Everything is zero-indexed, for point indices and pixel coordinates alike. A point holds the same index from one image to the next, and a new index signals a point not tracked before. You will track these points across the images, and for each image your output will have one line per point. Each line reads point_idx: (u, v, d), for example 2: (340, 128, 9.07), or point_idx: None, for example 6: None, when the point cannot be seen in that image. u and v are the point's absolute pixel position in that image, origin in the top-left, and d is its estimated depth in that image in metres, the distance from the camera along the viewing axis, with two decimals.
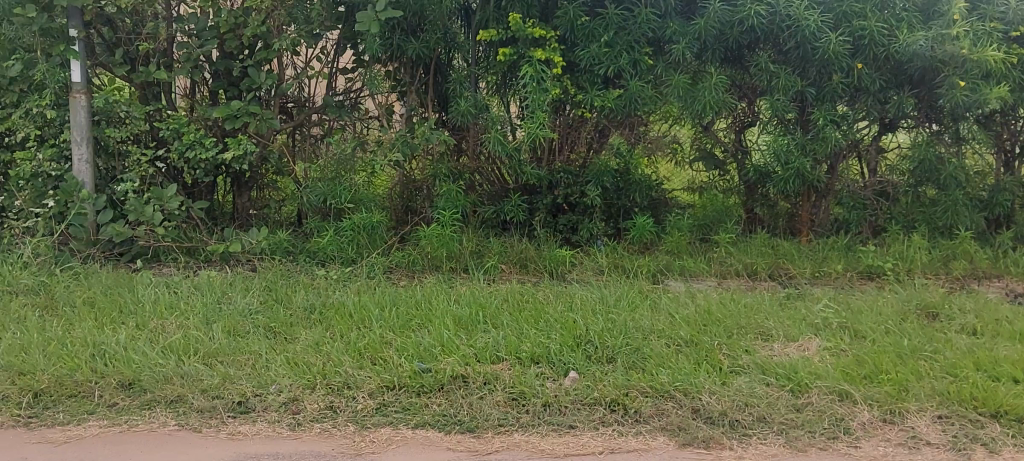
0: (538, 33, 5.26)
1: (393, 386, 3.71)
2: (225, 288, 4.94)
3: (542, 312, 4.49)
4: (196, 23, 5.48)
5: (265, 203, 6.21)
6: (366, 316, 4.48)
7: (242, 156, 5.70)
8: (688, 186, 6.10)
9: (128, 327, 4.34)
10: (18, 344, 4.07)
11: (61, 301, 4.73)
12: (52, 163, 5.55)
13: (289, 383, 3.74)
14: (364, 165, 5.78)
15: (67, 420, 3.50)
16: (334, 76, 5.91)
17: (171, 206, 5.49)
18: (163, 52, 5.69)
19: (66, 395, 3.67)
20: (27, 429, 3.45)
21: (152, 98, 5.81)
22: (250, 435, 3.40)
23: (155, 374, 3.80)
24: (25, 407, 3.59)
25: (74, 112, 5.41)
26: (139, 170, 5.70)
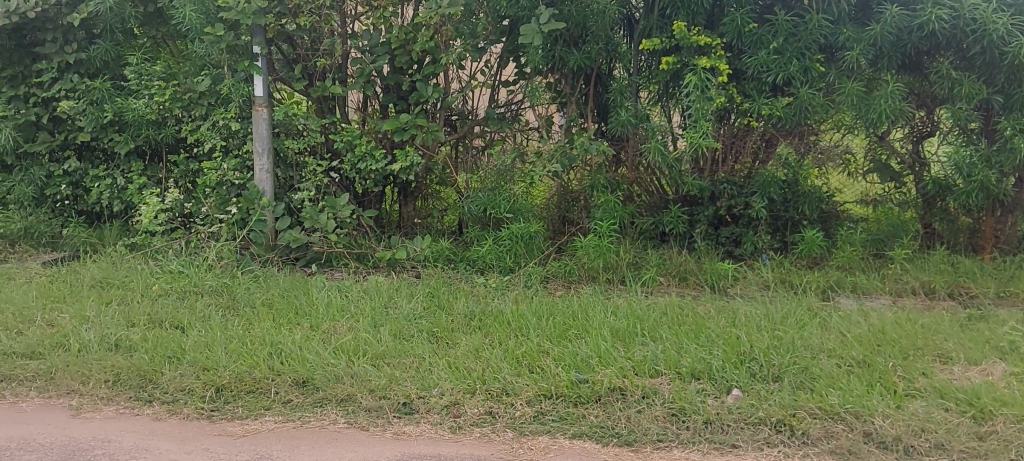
0: (704, 41, 5.21)
1: (551, 394, 3.73)
2: (391, 294, 5.11)
3: (703, 326, 4.40)
4: (370, 39, 5.73)
5: (429, 212, 6.37)
6: (524, 324, 4.52)
7: (410, 168, 5.90)
8: (861, 198, 5.83)
9: (303, 328, 4.56)
10: (204, 341, 4.36)
11: (242, 301, 5.03)
12: (235, 172, 5.97)
13: (451, 386, 3.82)
14: (523, 175, 5.87)
15: (245, 414, 3.71)
16: (497, 89, 6.02)
17: (343, 214, 5.76)
18: (338, 68, 5.96)
19: (245, 391, 3.89)
20: (210, 422, 3.68)
21: (327, 112, 6.09)
22: (415, 436, 3.49)
23: (326, 374, 3.97)
24: (209, 400, 3.83)
25: (257, 124, 5.74)
26: (315, 180, 6.03)
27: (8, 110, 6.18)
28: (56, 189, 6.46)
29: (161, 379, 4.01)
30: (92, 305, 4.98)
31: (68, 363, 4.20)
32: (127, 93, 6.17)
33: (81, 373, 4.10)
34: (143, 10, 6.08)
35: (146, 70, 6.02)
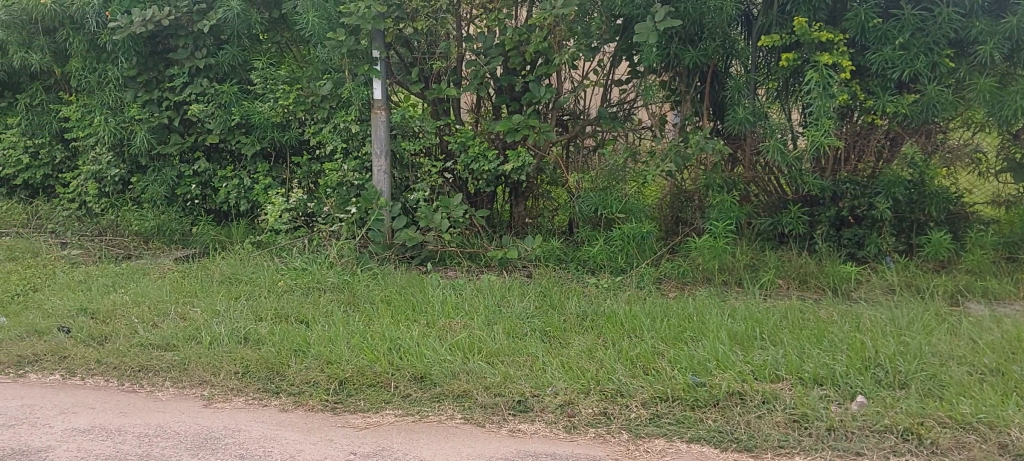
0: (826, 37, 5.06)
1: (667, 397, 3.70)
2: (504, 292, 5.16)
3: (825, 331, 4.28)
4: (484, 42, 5.81)
5: (540, 213, 6.38)
6: (638, 325, 4.50)
7: (522, 168, 5.95)
8: (992, 199, 5.58)
9: (420, 324, 4.67)
10: (327, 335, 4.51)
11: (361, 298, 5.18)
12: (354, 173, 6.17)
13: (565, 386, 3.83)
14: (635, 175, 5.82)
15: (367, 407, 3.82)
16: (609, 88, 6.00)
17: (457, 214, 5.82)
18: (453, 70, 6.06)
19: (366, 384, 4.00)
20: (334, 413, 3.80)
21: (442, 114, 6.22)
22: (530, 434, 3.52)
23: (443, 369, 4.05)
24: (333, 393, 3.96)
25: (376, 126, 5.90)
26: (430, 181, 6.16)
27: (143, 114, 6.55)
28: (186, 189, 6.80)
29: (287, 371, 4.16)
30: (221, 300, 5.21)
31: (201, 354, 4.41)
32: (253, 96, 6.45)
33: (213, 365, 4.29)
34: (269, 15, 6.41)
35: (271, 74, 6.30)
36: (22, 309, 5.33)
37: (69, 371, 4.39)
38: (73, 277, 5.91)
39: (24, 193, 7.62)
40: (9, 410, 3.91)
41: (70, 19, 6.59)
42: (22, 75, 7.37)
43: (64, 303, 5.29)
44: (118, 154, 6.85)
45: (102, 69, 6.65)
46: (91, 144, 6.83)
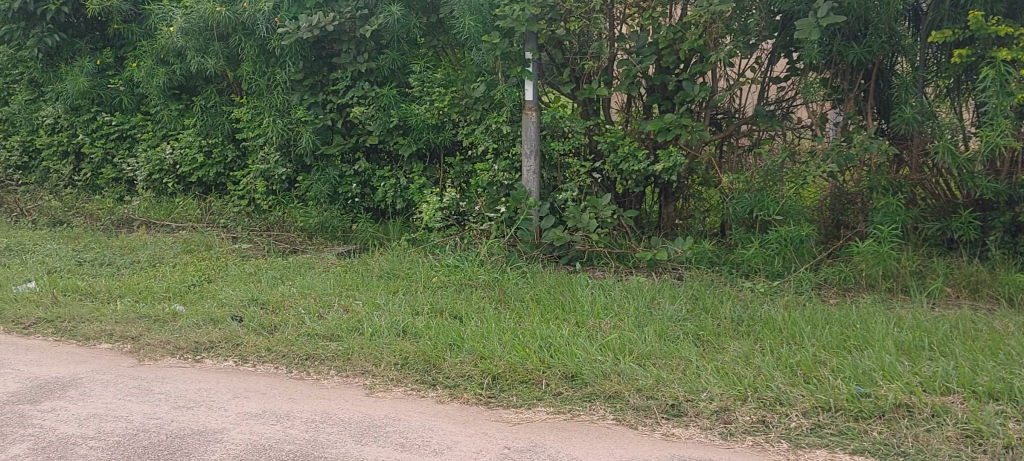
0: (1004, 31, 4.84)
1: (829, 407, 3.58)
2: (655, 294, 5.14)
3: (1001, 343, 4.04)
4: (637, 41, 5.82)
5: (691, 213, 6.27)
6: (797, 332, 4.37)
7: (673, 168, 5.88)
8: None
9: (570, 323, 4.72)
10: (481, 331, 4.69)
11: (512, 296, 5.28)
12: (505, 173, 6.37)
13: (721, 392, 3.77)
14: (793, 175, 5.65)
15: (520, 403, 3.93)
16: (767, 86, 5.90)
17: (605, 214, 5.84)
18: (604, 70, 6.06)
19: (519, 380, 4.13)
20: (487, 408, 3.94)
21: (592, 114, 6.24)
22: (685, 438, 3.49)
23: (594, 369, 4.09)
24: (486, 387, 4.11)
25: (526, 127, 6.00)
26: (579, 181, 6.18)
27: (308, 116, 7.00)
28: (348, 188, 7.20)
29: (443, 364, 4.36)
30: (381, 294, 5.52)
31: (363, 345, 4.70)
32: (410, 99, 6.76)
33: (375, 356, 4.56)
34: (426, 20, 6.74)
35: (427, 78, 6.61)
36: (198, 298, 5.76)
37: (242, 358, 4.75)
38: (244, 270, 6.34)
39: (200, 190, 8.25)
40: (189, 392, 4.27)
41: (242, 25, 7.13)
42: (198, 79, 7.97)
43: (237, 294, 5.70)
44: (284, 154, 7.34)
45: (270, 73, 7.12)
46: (260, 145, 7.37)
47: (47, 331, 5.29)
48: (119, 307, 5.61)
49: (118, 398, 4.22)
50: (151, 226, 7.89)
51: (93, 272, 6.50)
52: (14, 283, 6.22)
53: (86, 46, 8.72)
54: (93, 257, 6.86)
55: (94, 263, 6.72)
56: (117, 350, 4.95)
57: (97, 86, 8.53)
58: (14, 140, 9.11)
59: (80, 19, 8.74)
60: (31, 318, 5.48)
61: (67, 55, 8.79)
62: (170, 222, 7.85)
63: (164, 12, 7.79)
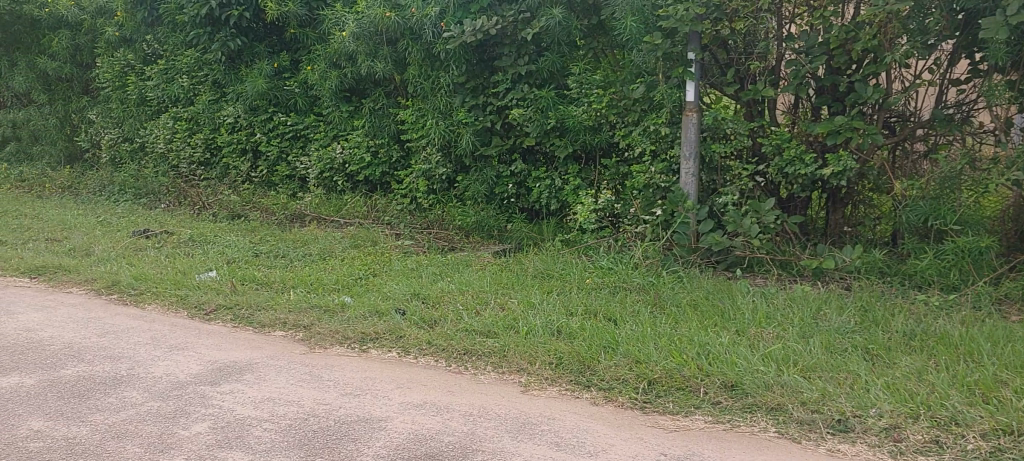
0: None
1: (1011, 430, 3.35)
2: (820, 305, 4.95)
3: None
4: (806, 41, 5.68)
5: (860, 221, 6.03)
6: (975, 349, 4.12)
7: (842, 173, 5.65)
8: None
9: (730, 332, 4.62)
10: (637, 335, 4.64)
11: (669, 301, 5.22)
12: (662, 174, 6.35)
13: (891, 408, 3.60)
14: (973, 183, 5.36)
15: (676, 410, 3.89)
16: (946, 88, 5.62)
17: (768, 219, 5.68)
18: (771, 70, 5.98)
19: (676, 387, 4.08)
20: (643, 413, 3.92)
21: (757, 115, 6.10)
22: (851, 455, 3.36)
23: (755, 379, 4.00)
24: (641, 392, 4.09)
25: (686, 128, 5.95)
26: (740, 184, 6.05)
27: (470, 117, 7.47)
28: (504, 188, 7.56)
29: (598, 366, 4.36)
30: (536, 293, 5.59)
31: (518, 343, 4.77)
32: (569, 100, 6.97)
33: (529, 354, 4.61)
34: (587, 22, 6.76)
35: (586, 79, 6.76)
36: (364, 291, 6.01)
37: (404, 350, 4.92)
38: (406, 266, 6.59)
39: (366, 188, 8.77)
40: (354, 380, 4.46)
41: (410, 30, 7.58)
42: (368, 83, 8.51)
43: (400, 288, 5.92)
44: (445, 155, 7.84)
45: (434, 76, 7.66)
46: (423, 145, 7.89)
47: (227, 317, 5.63)
48: (291, 297, 5.91)
49: (290, 383, 4.45)
50: (321, 220, 8.31)
51: (269, 263, 6.88)
52: (197, 271, 6.65)
53: (265, 50, 9.37)
54: (268, 249, 7.25)
55: (269, 255, 7.11)
56: (290, 338, 5.24)
57: (274, 88, 9.14)
58: (198, 138, 9.80)
59: (260, 24, 9.40)
60: (212, 304, 5.86)
61: (247, 58, 9.49)
62: (339, 218, 8.27)
63: (337, 18, 8.32)
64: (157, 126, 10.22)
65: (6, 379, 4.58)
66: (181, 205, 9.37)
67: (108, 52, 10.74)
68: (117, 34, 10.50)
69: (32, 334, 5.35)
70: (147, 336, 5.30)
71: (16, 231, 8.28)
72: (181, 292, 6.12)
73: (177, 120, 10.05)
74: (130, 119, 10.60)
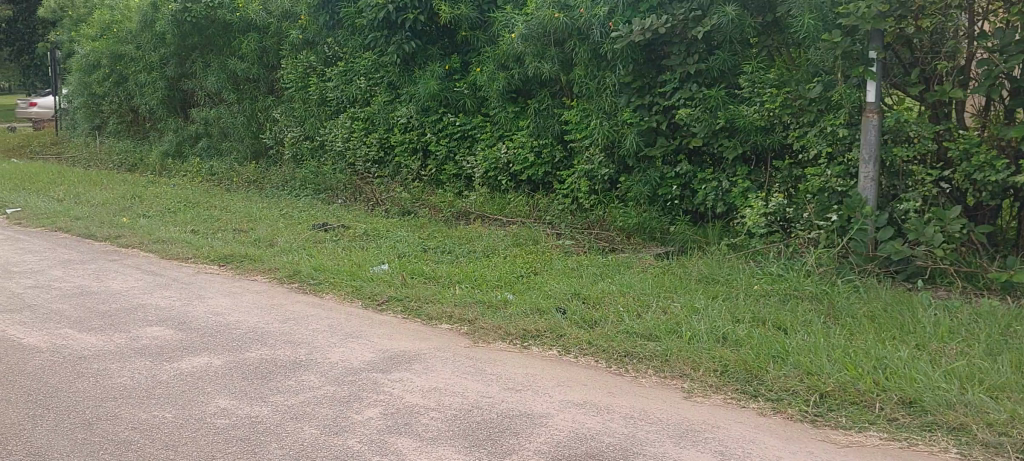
0: None
1: None
2: (1010, 321, 4.63)
3: None
4: (1001, 38, 5.28)
5: None
6: None
7: None
8: None
9: (909, 345, 4.38)
10: (808, 347, 4.47)
11: (844, 312, 5.00)
12: (838, 179, 6.14)
13: None
14: None
15: (850, 425, 3.73)
16: None
17: (953, 228, 5.41)
18: (960, 70, 5.67)
19: (849, 401, 3.91)
20: (814, 426, 3.78)
21: (943, 118, 5.82)
22: None
23: (937, 397, 3.78)
24: (812, 404, 3.94)
25: (866, 131, 5.70)
26: (923, 190, 5.77)
27: (635, 117, 7.48)
28: (668, 189, 7.48)
29: (765, 376, 4.24)
30: (701, 297, 5.49)
31: (681, 348, 4.69)
32: (739, 100, 6.94)
33: (694, 360, 4.53)
34: (761, 19, 6.75)
35: (759, 78, 6.71)
36: (526, 289, 6.08)
37: (565, 348, 4.95)
38: (568, 265, 6.63)
39: (528, 188, 8.87)
40: (517, 376, 4.52)
41: (578, 30, 7.73)
42: (535, 83, 8.64)
43: (562, 288, 5.95)
44: (608, 155, 7.87)
45: (601, 76, 7.73)
46: (586, 145, 7.98)
47: (397, 308, 5.84)
48: (457, 292, 6.06)
49: (456, 374, 4.57)
50: (486, 219, 8.47)
51: (436, 258, 7.08)
52: (370, 263, 6.93)
53: (437, 52, 9.68)
54: (435, 245, 7.47)
55: (436, 251, 7.32)
56: (455, 331, 5.37)
57: (445, 89, 9.46)
58: (373, 136, 10.24)
59: (433, 27, 9.66)
60: (383, 296, 6.08)
61: (421, 60, 9.82)
62: (502, 216, 8.41)
63: (508, 20, 8.56)
64: (335, 126, 10.75)
65: (197, 359, 4.92)
66: (355, 201, 9.78)
67: (292, 54, 11.40)
68: (302, 38, 11.13)
69: (221, 317, 5.73)
70: (324, 323, 5.57)
71: (206, 222, 8.88)
72: (356, 283, 6.39)
73: (354, 120, 10.55)
74: (311, 119, 11.19)
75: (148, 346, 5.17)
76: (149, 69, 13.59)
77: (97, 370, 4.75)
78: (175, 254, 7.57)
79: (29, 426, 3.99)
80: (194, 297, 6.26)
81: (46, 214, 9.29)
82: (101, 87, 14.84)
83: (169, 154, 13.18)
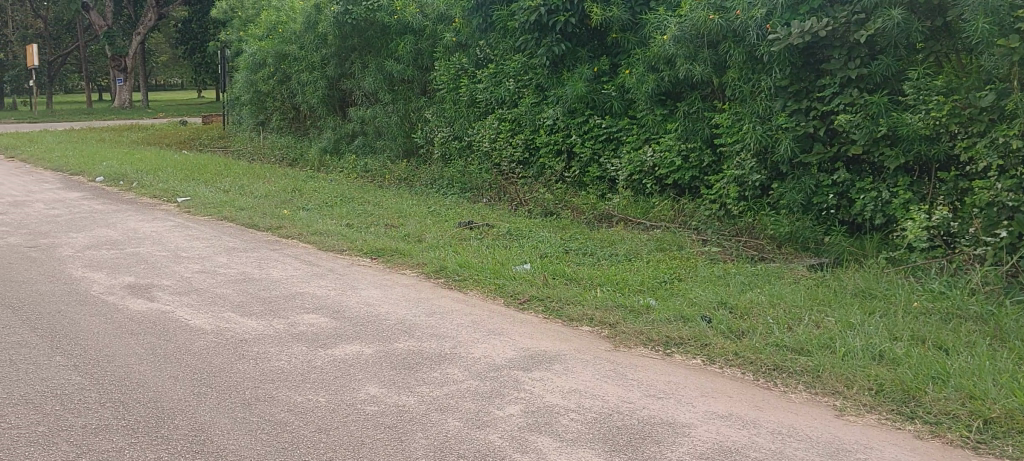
0: None
1: None
2: None
3: None
4: None
5: None
6: None
7: None
8: None
9: None
10: (971, 369, 4.23)
11: (1012, 335, 4.70)
12: (1009, 192, 5.74)
13: None
14: None
15: (1017, 455, 3.51)
16: None
17: None
18: None
19: (1017, 429, 3.68)
20: (975, 453, 3.58)
21: None
22: None
23: None
24: (974, 431, 3.72)
25: None
26: None
27: (790, 122, 7.32)
28: (824, 198, 7.24)
29: (924, 397, 4.04)
30: (856, 313, 5.26)
31: (835, 364, 4.52)
32: (903, 108, 6.64)
33: (847, 377, 4.36)
34: (930, 24, 6.50)
35: (926, 85, 6.43)
36: (670, 295, 6.00)
37: (709, 358, 4.85)
38: (714, 272, 6.50)
39: (674, 192, 8.76)
40: (659, 383, 4.47)
41: (733, 32, 7.60)
42: (686, 86, 8.55)
43: (708, 295, 5.85)
44: (760, 161, 7.70)
45: (756, 80, 7.64)
46: (737, 150, 7.84)
47: (539, 308, 5.89)
48: (600, 294, 6.06)
49: (596, 377, 4.56)
50: (629, 222, 8.41)
51: (578, 260, 7.09)
52: (513, 263, 7.01)
53: (586, 54, 9.70)
54: (578, 247, 7.48)
55: (578, 252, 7.33)
56: (597, 334, 5.36)
57: (593, 92, 9.50)
58: (520, 137, 10.36)
59: (584, 29, 9.66)
60: (526, 295, 6.14)
61: (570, 62, 9.86)
62: (646, 220, 8.33)
63: (660, 22, 8.50)
64: (484, 127, 10.94)
65: (348, 347, 5.10)
66: (499, 200, 9.89)
67: (445, 57, 11.70)
68: (455, 41, 11.40)
69: (371, 308, 5.93)
70: (469, 319, 5.67)
71: (359, 216, 9.20)
72: (499, 281, 6.47)
73: (502, 121, 10.72)
74: (461, 119, 11.43)
75: (304, 332, 5.41)
76: (310, 68, 14.21)
77: (256, 352, 5.00)
78: (330, 247, 7.88)
79: (194, 403, 4.24)
80: (348, 288, 6.50)
81: (213, 204, 9.86)
82: (267, 85, 15.63)
83: (326, 150, 13.76)
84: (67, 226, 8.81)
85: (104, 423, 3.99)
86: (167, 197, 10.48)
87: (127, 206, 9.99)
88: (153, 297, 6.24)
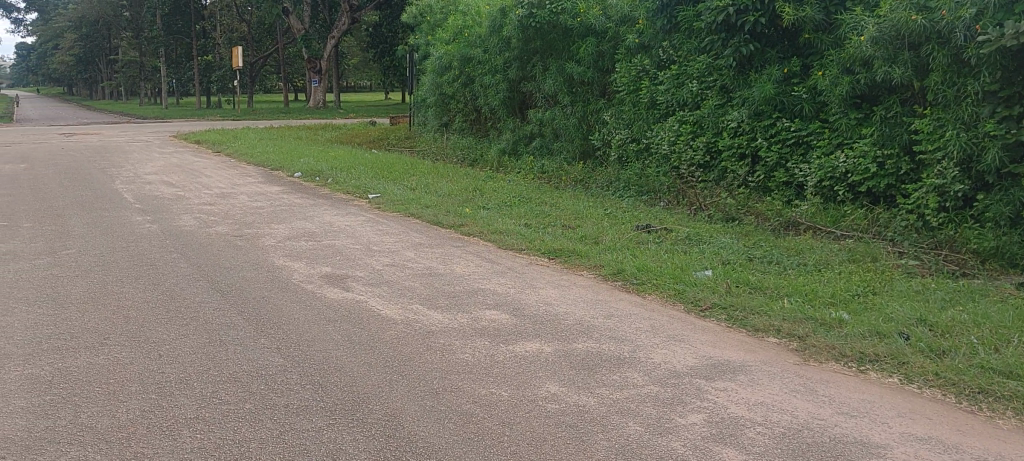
0: None
1: None
2: None
3: None
4: None
5: None
6: None
7: None
8: None
9: None
10: None
11: None
12: None
13: None
14: None
15: None
16: None
17: None
18: None
19: None
20: None
21: None
22: None
23: None
24: None
25: None
26: None
27: (999, 129, 6.88)
28: None
29: None
30: None
31: None
32: None
33: None
34: None
35: None
36: (862, 308, 5.74)
37: (907, 377, 4.61)
38: (912, 287, 6.16)
39: (867, 200, 8.36)
40: (851, 400, 4.29)
41: (937, 34, 7.31)
42: (882, 89, 8.18)
43: (904, 311, 5.55)
44: (964, 170, 7.26)
45: (962, 84, 7.24)
46: (938, 158, 7.40)
47: (721, 316, 5.77)
48: (786, 304, 5.87)
49: (784, 391, 4.42)
50: (817, 230, 8.11)
51: (762, 268, 6.90)
52: (693, 268, 6.91)
53: (775, 55, 9.44)
54: (762, 254, 7.28)
55: (762, 260, 7.14)
56: (784, 346, 5.20)
57: (782, 93, 9.24)
58: (701, 140, 10.19)
59: (774, 30, 9.38)
60: (707, 302, 6.04)
61: (758, 63, 9.62)
62: (835, 229, 8.01)
63: (857, 22, 8.20)
64: (664, 129, 10.84)
65: (530, 344, 5.18)
66: (677, 204, 9.75)
67: (627, 58, 11.67)
68: (638, 42, 11.36)
69: (551, 307, 6.00)
70: (648, 323, 5.64)
71: (537, 217, 9.33)
72: (679, 286, 6.40)
73: (683, 123, 10.59)
74: (640, 121, 11.36)
75: (486, 327, 5.54)
76: (493, 70, 14.54)
77: (442, 345, 5.17)
78: (511, 245, 8.04)
79: (386, 390, 4.44)
80: (527, 287, 6.61)
81: (400, 201, 10.27)
82: (451, 87, 16.11)
83: (505, 151, 14.02)
84: (269, 218, 9.41)
85: (304, 403, 4.24)
86: (358, 194, 11.00)
87: (322, 201, 10.56)
88: (347, 287, 6.57)
